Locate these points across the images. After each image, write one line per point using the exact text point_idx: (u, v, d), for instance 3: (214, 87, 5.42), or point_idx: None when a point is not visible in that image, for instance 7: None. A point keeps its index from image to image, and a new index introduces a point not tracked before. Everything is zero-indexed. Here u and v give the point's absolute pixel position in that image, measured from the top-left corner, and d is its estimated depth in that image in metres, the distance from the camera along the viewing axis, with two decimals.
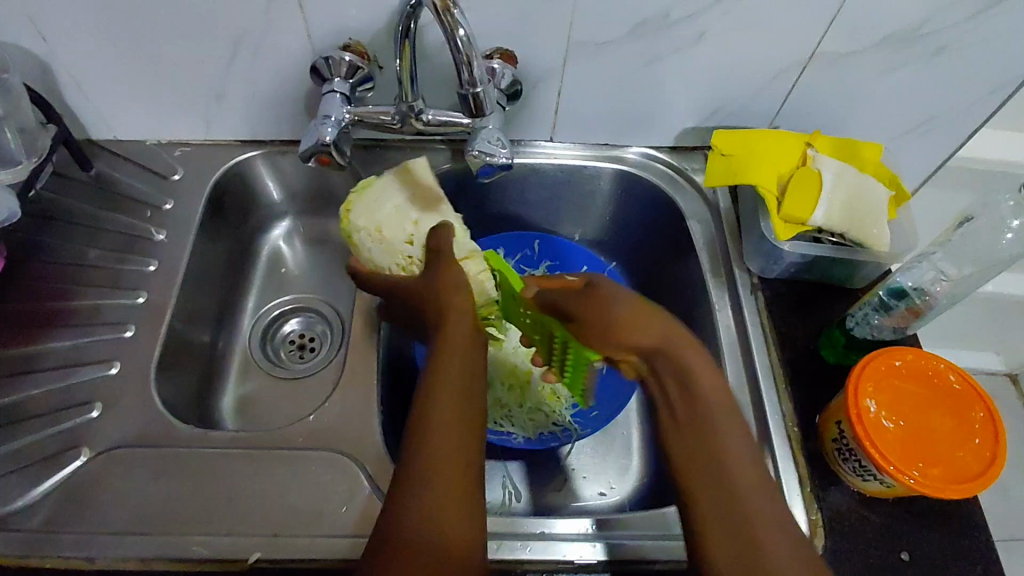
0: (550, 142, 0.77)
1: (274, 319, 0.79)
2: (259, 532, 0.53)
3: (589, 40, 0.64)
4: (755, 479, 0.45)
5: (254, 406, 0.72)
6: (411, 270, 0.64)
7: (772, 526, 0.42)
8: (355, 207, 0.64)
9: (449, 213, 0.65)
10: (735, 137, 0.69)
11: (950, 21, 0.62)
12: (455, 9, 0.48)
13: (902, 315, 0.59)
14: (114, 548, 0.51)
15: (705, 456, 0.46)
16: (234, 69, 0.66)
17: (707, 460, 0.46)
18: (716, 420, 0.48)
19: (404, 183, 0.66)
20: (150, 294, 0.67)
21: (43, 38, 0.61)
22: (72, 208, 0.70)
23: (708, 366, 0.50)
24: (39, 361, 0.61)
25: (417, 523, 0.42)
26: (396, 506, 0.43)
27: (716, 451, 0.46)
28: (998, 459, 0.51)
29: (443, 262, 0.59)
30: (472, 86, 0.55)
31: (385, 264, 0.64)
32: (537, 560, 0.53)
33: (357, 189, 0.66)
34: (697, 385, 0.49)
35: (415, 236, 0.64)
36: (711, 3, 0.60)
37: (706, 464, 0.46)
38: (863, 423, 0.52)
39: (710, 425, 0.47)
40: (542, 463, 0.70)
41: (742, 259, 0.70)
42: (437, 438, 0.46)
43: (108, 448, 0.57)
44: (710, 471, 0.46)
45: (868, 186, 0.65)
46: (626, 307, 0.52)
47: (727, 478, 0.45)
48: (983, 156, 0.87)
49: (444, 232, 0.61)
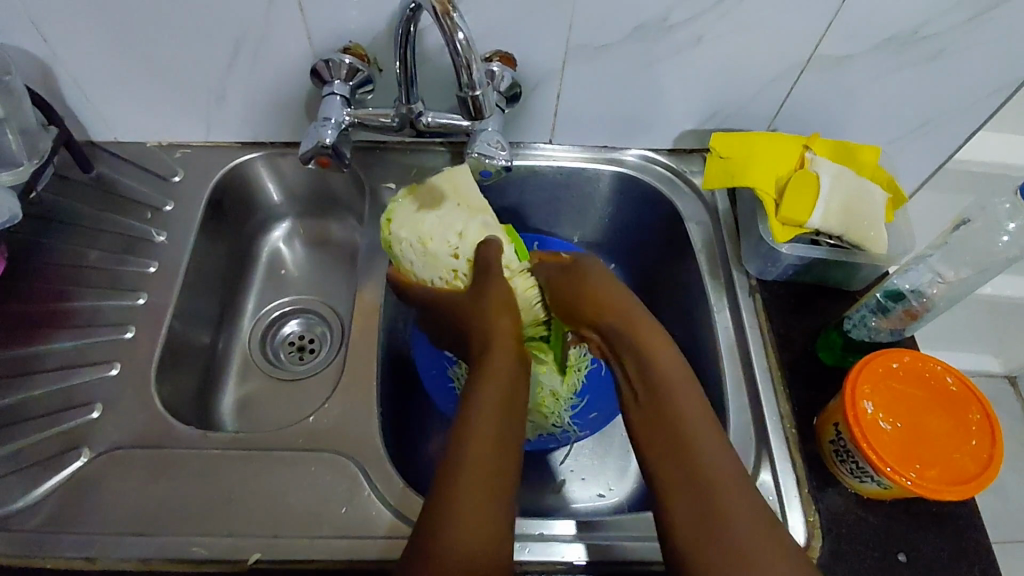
0: (550, 145, 0.77)
1: (275, 320, 0.79)
2: (259, 532, 0.53)
3: (588, 43, 0.64)
4: (722, 457, 0.47)
5: (254, 407, 0.72)
6: (457, 284, 0.64)
7: (743, 521, 0.43)
8: (395, 219, 0.65)
9: (494, 227, 0.65)
10: (734, 139, 0.69)
11: (947, 25, 0.62)
12: (455, 13, 0.49)
13: (899, 317, 0.60)
14: (114, 549, 0.51)
15: (671, 436, 0.49)
16: (235, 71, 0.66)
17: (675, 439, 0.48)
18: (680, 401, 0.50)
19: (445, 194, 0.66)
20: (151, 295, 0.67)
21: (44, 40, 0.62)
22: (73, 209, 0.71)
23: (672, 353, 0.54)
24: (40, 362, 0.61)
25: (450, 541, 0.41)
26: (432, 526, 0.42)
27: (681, 430, 0.48)
28: (995, 461, 0.51)
29: (493, 281, 0.59)
30: (472, 89, 0.55)
31: (428, 276, 0.64)
32: (537, 561, 0.53)
33: (395, 200, 0.67)
34: (661, 369, 0.52)
35: (460, 250, 0.63)
36: (709, 6, 0.61)
37: (672, 442, 0.48)
38: (860, 424, 0.53)
39: (671, 406, 0.50)
40: (540, 465, 0.71)
41: (741, 261, 0.70)
42: (477, 464, 0.45)
43: (108, 448, 0.57)
44: (676, 450, 0.48)
45: (866, 189, 0.66)
46: (607, 280, 0.59)
47: (688, 453, 0.47)
48: (980, 159, 0.88)
49: (495, 248, 0.61)
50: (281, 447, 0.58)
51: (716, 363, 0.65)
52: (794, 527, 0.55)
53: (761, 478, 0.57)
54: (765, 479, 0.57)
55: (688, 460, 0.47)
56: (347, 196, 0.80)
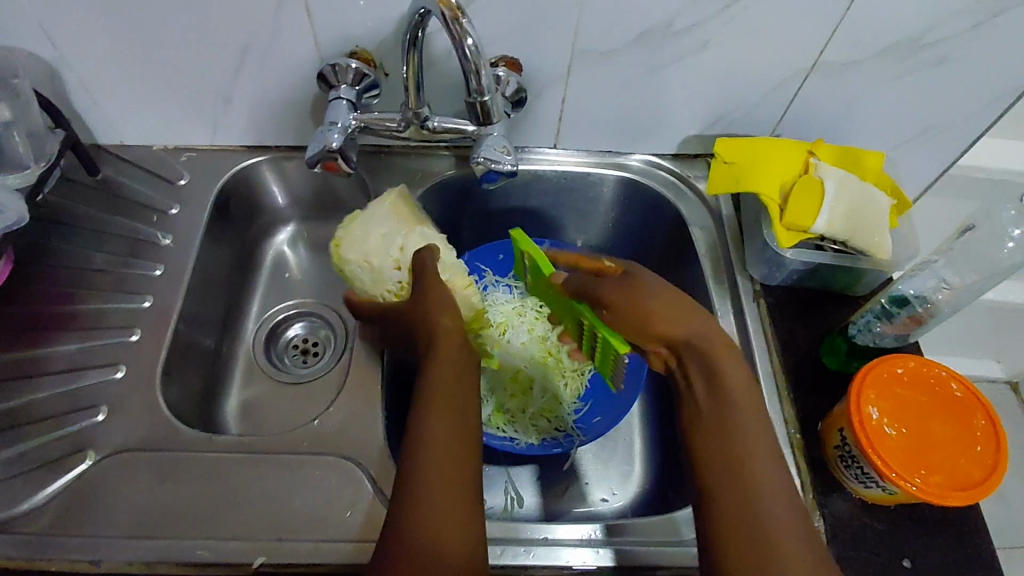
0: (554, 149, 0.77)
1: (278, 323, 0.79)
2: (264, 536, 0.53)
3: (594, 48, 0.64)
4: (772, 465, 0.46)
5: (258, 411, 0.72)
6: (404, 294, 0.64)
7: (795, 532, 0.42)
8: (341, 243, 0.64)
9: (431, 234, 0.66)
10: (739, 144, 0.69)
11: (951, 31, 0.62)
12: (464, 18, 0.49)
13: (904, 323, 0.60)
14: (119, 552, 0.51)
15: (726, 451, 0.47)
16: (241, 75, 0.66)
17: (730, 454, 0.47)
18: (743, 414, 0.49)
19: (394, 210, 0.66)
20: (156, 298, 0.67)
21: (52, 44, 0.62)
22: (79, 212, 0.71)
23: (739, 365, 0.51)
24: (45, 365, 0.61)
25: (422, 531, 0.43)
26: (401, 515, 0.44)
27: (738, 443, 0.47)
28: (1000, 466, 0.51)
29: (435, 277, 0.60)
30: (480, 93, 0.55)
31: (378, 293, 0.65)
32: (541, 565, 0.53)
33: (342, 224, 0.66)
34: (722, 372, 0.51)
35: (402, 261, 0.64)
36: (714, 12, 0.61)
37: (726, 455, 0.47)
38: (865, 430, 0.53)
39: (730, 417, 0.49)
40: (544, 469, 0.70)
41: (744, 266, 0.70)
42: (432, 447, 0.47)
43: (113, 452, 0.57)
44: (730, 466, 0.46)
45: (871, 195, 0.66)
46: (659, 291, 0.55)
47: (744, 468, 0.46)
48: (983, 165, 0.88)
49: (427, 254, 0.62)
50: (286, 451, 0.58)
51: None
52: None
53: None
54: None
55: (745, 474, 0.45)
56: (351, 200, 0.80)
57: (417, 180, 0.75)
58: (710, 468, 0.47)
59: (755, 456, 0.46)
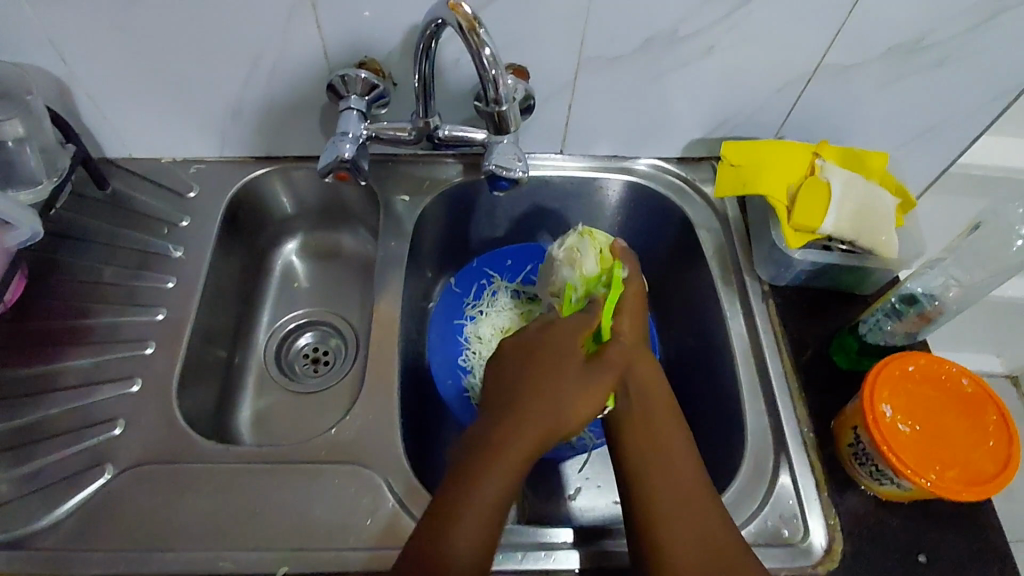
0: (560, 155, 0.78)
1: (289, 332, 0.80)
2: (287, 547, 0.53)
3: (600, 55, 0.65)
4: (689, 461, 0.51)
5: (271, 420, 0.72)
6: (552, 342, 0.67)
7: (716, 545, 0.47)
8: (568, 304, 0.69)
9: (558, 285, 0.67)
10: (744, 147, 0.70)
11: (949, 33, 0.63)
12: (481, 29, 0.49)
13: (914, 321, 0.60)
14: (142, 565, 0.52)
15: (652, 441, 0.52)
16: (250, 87, 0.67)
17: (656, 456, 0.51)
18: (661, 421, 0.54)
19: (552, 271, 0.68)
20: (169, 310, 0.67)
21: (63, 60, 0.62)
22: (89, 226, 0.71)
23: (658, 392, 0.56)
24: (61, 379, 0.62)
25: (463, 547, 0.44)
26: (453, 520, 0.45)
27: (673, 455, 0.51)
28: (1013, 460, 0.52)
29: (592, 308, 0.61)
30: (498, 103, 0.56)
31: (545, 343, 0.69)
32: (564, 569, 0.54)
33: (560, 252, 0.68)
34: (652, 396, 0.55)
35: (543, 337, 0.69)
36: (719, 18, 0.62)
37: (654, 451, 0.52)
38: (879, 427, 0.53)
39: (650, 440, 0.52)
40: (557, 472, 0.71)
41: (753, 267, 0.71)
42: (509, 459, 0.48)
43: (132, 465, 0.57)
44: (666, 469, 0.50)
45: (877, 195, 0.67)
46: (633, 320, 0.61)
47: (670, 453, 0.51)
48: (982, 162, 0.89)
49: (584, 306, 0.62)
50: (303, 460, 0.58)
51: (731, 369, 0.66)
52: (814, 529, 0.56)
53: (780, 481, 0.58)
54: (784, 483, 0.58)
55: (671, 460, 0.51)
56: (358, 209, 0.80)
57: (424, 188, 0.76)
58: (642, 467, 0.51)
59: (680, 456, 0.51)
